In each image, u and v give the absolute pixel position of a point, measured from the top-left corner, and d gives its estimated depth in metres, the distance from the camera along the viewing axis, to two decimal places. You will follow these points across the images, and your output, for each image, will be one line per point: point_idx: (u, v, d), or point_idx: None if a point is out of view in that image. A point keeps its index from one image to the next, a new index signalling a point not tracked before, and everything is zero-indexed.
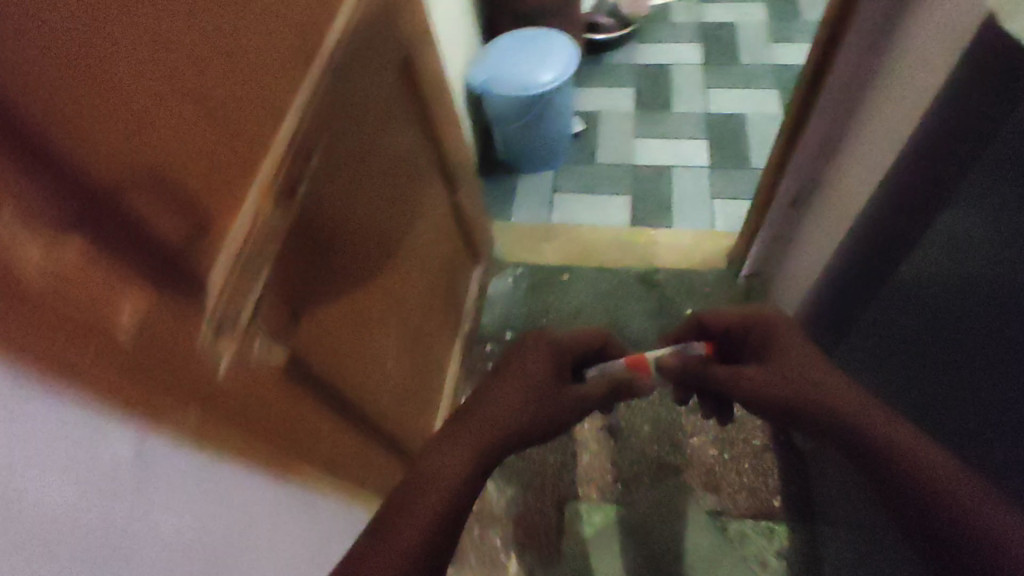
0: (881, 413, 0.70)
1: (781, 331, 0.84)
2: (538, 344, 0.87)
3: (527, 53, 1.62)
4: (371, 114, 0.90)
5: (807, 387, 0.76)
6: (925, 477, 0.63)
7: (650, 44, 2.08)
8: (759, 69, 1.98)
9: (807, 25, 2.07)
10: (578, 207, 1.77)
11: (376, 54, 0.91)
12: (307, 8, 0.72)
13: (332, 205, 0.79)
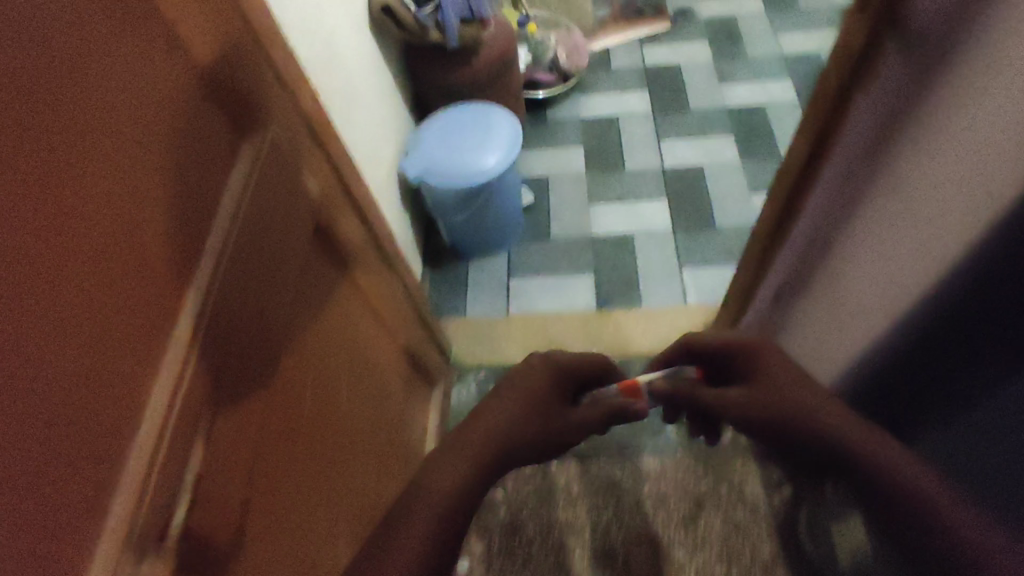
0: (874, 441, 0.66)
1: (760, 353, 0.79)
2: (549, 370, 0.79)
3: (468, 133, 1.44)
4: (285, 270, 0.73)
5: (794, 406, 0.70)
6: (928, 504, 0.58)
7: (594, 96, 1.94)
8: (711, 115, 1.87)
9: (753, 63, 1.97)
10: (539, 291, 1.61)
11: (282, 208, 0.73)
12: (185, 198, 0.57)
13: (235, 394, 0.62)
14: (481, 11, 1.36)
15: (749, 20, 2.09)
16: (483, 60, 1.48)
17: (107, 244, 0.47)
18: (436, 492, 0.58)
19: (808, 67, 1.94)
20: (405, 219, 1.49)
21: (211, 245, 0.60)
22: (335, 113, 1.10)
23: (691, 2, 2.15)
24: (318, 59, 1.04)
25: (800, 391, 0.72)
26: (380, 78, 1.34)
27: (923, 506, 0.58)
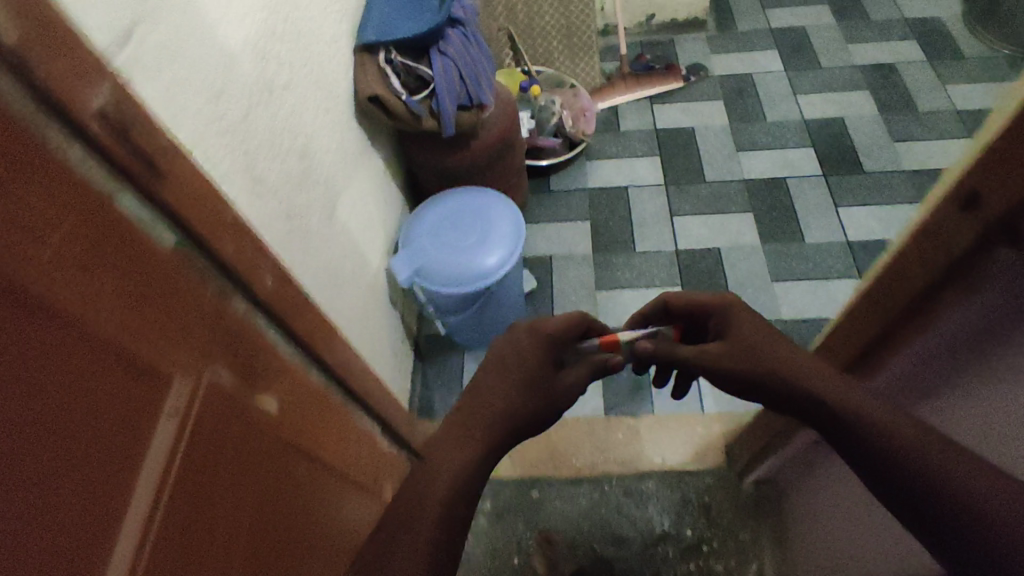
0: (839, 380, 0.63)
1: (734, 308, 0.74)
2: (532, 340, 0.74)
3: (464, 227, 1.29)
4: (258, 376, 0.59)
5: (773, 358, 0.67)
6: (915, 454, 0.54)
7: (601, 164, 1.80)
8: (728, 187, 1.74)
9: (771, 128, 1.84)
10: None
11: (238, 358, 0.56)
12: (144, 325, 0.44)
13: (223, 482, 0.52)
14: (481, 96, 1.21)
15: (766, 78, 1.95)
16: (482, 144, 1.33)
17: (49, 444, 0.35)
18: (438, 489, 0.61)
19: (831, 134, 1.81)
20: (395, 318, 1.35)
21: (179, 383, 0.48)
22: (312, 241, 0.95)
23: (704, 58, 2.02)
24: (291, 183, 0.89)
25: (767, 346, 0.68)
26: (366, 172, 1.20)
27: (901, 449, 0.55)
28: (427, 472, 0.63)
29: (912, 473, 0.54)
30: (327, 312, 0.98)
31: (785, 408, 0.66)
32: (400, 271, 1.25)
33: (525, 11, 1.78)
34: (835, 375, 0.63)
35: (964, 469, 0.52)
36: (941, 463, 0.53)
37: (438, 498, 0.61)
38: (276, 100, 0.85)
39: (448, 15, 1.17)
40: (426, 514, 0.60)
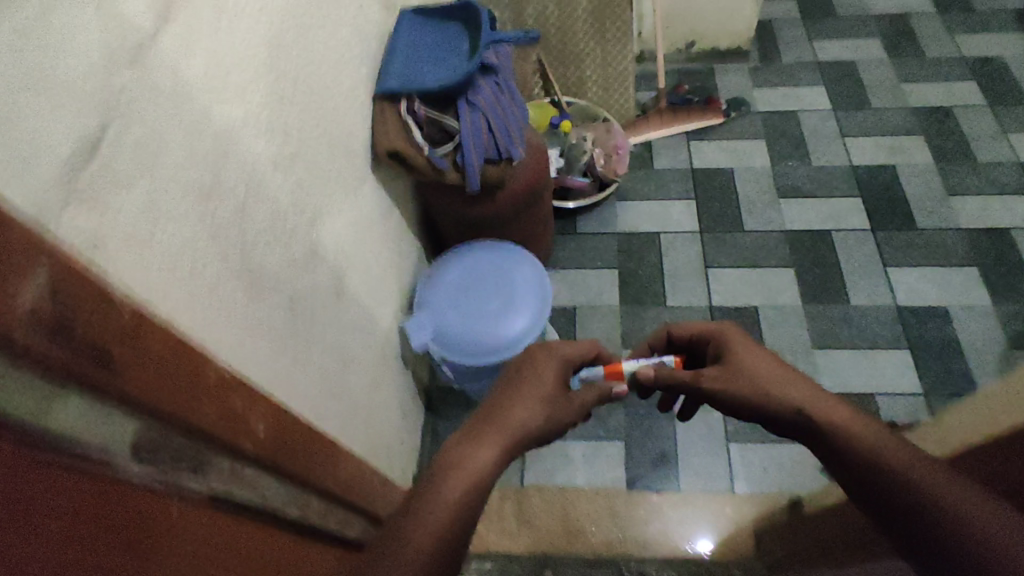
0: (841, 407, 0.65)
1: (730, 333, 0.78)
2: (542, 360, 0.78)
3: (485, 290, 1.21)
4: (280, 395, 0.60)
5: (764, 381, 0.69)
6: (922, 488, 0.56)
7: (632, 206, 1.71)
8: (768, 238, 1.62)
9: (816, 171, 1.72)
10: (557, 459, 1.39)
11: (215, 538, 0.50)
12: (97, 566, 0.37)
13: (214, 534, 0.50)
14: (511, 149, 1.10)
15: (813, 117, 1.82)
16: (508, 195, 1.22)
17: None
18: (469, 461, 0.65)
19: (881, 183, 1.68)
20: (406, 379, 1.25)
21: None
22: (318, 325, 0.85)
23: (745, 92, 1.89)
24: (297, 265, 0.79)
25: (768, 369, 0.70)
26: (380, 228, 1.10)
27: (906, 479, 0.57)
28: (446, 460, 0.65)
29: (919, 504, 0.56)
30: (332, 400, 0.89)
31: (778, 427, 0.69)
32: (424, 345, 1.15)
33: (559, 37, 1.69)
34: (835, 402, 0.66)
35: (969, 500, 0.54)
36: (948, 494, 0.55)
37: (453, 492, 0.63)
38: (283, 175, 0.75)
39: (479, 60, 1.06)
40: (441, 505, 0.62)
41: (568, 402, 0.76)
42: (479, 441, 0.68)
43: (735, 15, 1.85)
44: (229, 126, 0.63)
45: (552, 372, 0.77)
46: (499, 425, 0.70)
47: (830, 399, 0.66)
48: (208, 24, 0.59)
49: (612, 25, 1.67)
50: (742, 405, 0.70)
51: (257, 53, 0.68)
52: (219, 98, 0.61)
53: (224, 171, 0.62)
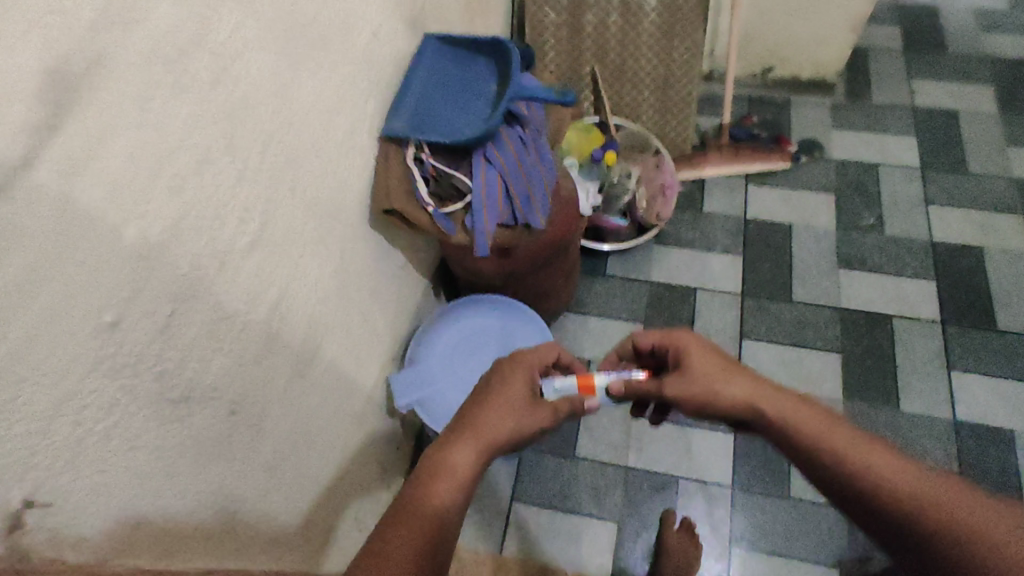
0: (779, 395, 0.74)
1: (682, 335, 0.86)
2: (512, 368, 0.87)
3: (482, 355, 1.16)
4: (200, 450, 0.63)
5: (714, 385, 0.79)
6: (859, 470, 0.64)
7: (671, 253, 1.54)
8: (817, 314, 1.44)
9: (888, 241, 1.51)
10: (542, 532, 1.29)
11: None
12: None
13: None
14: (528, 217, 0.96)
15: (895, 175, 1.60)
16: (523, 256, 1.09)
17: None
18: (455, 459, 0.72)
19: (962, 267, 1.46)
20: (388, 432, 1.16)
21: None
22: (265, 420, 0.75)
23: (822, 133, 1.67)
24: (243, 365, 0.68)
25: (715, 373, 0.80)
26: (368, 282, 0.99)
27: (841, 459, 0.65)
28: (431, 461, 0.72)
29: (858, 480, 0.63)
30: (272, 493, 0.80)
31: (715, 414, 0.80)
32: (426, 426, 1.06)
33: (618, 52, 1.51)
34: (775, 391, 0.75)
35: (893, 471, 0.62)
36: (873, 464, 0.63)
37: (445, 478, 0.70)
38: (234, 270, 0.63)
39: (504, 111, 0.91)
40: (432, 496, 0.67)
41: (543, 408, 0.84)
42: (459, 438, 0.75)
43: (826, 43, 1.61)
44: (151, 239, 0.52)
45: (520, 381, 0.85)
46: (480, 427, 0.77)
47: (771, 391, 0.75)
48: (124, 125, 0.47)
49: (680, 47, 1.48)
50: (703, 406, 0.80)
51: (207, 138, 0.56)
52: (134, 212, 0.49)
53: (137, 297, 0.51)
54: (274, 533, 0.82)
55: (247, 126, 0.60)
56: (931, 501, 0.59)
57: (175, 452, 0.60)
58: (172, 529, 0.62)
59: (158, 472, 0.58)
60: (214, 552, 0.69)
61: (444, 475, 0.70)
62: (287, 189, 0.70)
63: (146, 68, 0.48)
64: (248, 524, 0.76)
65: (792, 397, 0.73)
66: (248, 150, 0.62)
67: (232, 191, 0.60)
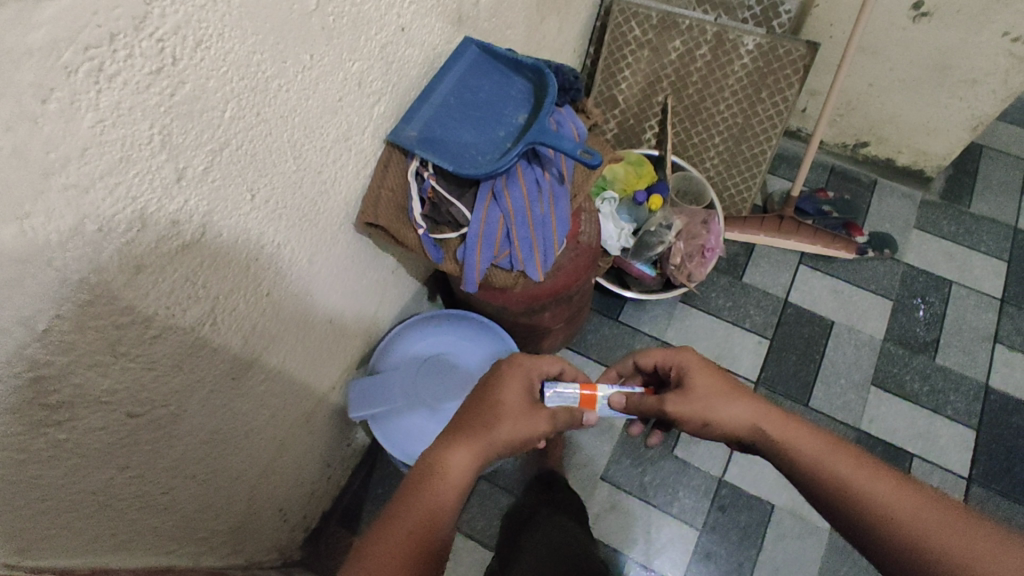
0: (781, 419, 0.70)
1: (686, 351, 0.79)
2: (508, 371, 0.74)
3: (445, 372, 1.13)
4: (76, 446, 0.56)
5: (718, 409, 0.72)
6: (869, 504, 0.59)
7: (694, 317, 1.42)
8: (831, 428, 1.30)
9: (938, 368, 1.35)
10: (475, 571, 1.19)
11: None
12: None
13: None
14: (525, 264, 0.88)
15: (968, 299, 1.42)
16: (518, 295, 0.99)
17: None
18: (446, 468, 0.64)
19: (1012, 424, 1.29)
20: (336, 431, 1.09)
21: None
22: (176, 414, 0.68)
23: (898, 231, 1.51)
24: (149, 366, 0.61)
25: (714, 392, 0.74)
26: (341, 284, 0.91)
27: (844, 489, 0.61)
28: (422, 474, 0.64)
29: (865, 509, 0.59)
30: (171, 489, 0.73)
31: (719, 440, 0.75)
32: (405, 457, 1.06)
33: (698, 87, 1.35)
34: (776, 415, 0.71)
35: (892, 489, 0.59)
36: (882, 494, 0.59)
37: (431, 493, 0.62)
38: (150, 276, 0.56)
39: (528, 145, 0.80)
40: (412, 516, 0.60)
41: (547, 414, 0.72)
42: (451, 445, 0.66)
43: (935, 135, 1.42)
44: (36, 243, 0.45)
45: (516, 385, 0.73)
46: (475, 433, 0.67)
47: (776, 416, 0.71)
48: (4, 125, 0.40)
49: (767, 100, 1.32)
50: (704, 430, 0.74)
51: (131, 139, 0.50)
52: (12, 214, 0.43)
53: (5, 307, 0.44)
54: (166, 527, 0.75)
55: (192, 127, 0.54)
56: (928, 519, 0.56)
57: (42, 457, 0.53)
58: (30, 528, 0.56)
59: (10, 478, 0.51)
60: (82, 544, 0.63)
61: (428, 489, 0.62)
62: (243, 191, 0.64)
63: (51, 58, 0.41)
64: (132, 520, 0.69)
65: (796, 424, 0.69)
66: (192, 153, 0.56)
67: (157, 198, 0.54)
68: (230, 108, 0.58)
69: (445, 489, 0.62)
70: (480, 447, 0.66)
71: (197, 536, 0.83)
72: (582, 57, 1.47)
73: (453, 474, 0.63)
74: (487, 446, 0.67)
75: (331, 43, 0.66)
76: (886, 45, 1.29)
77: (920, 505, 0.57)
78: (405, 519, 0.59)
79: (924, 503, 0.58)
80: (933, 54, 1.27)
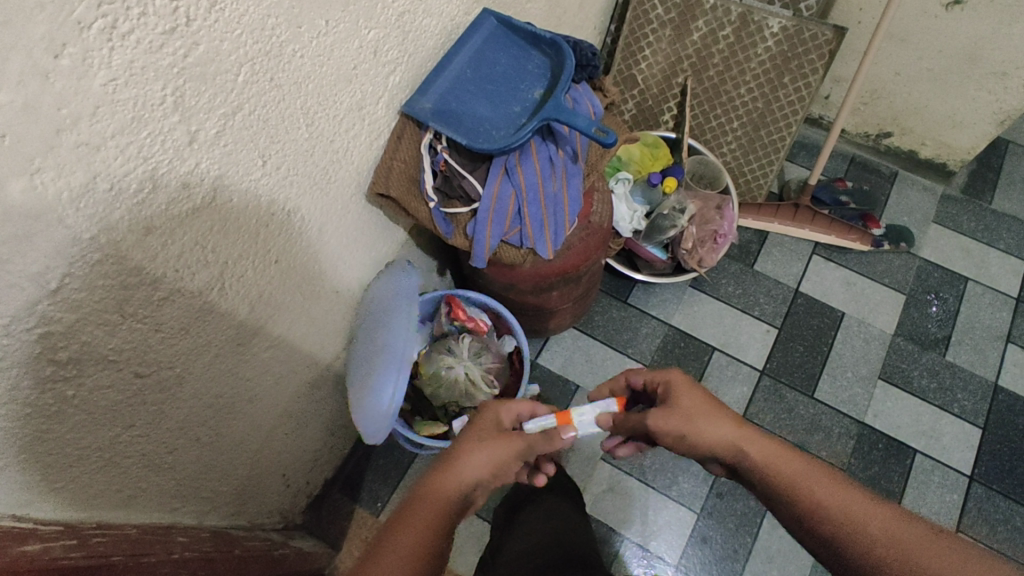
0: (765, 441, 0.71)
1: (673, 371, 0.79)
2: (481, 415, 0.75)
3: (389, 339, 0.90)
4: (84, 402, 0.57)
5: (701, 432, 0.73)
6: (845, 527, 0.63)
7: (703, 303, 1.41)
8: (835, 421, 1.29)
9: (946, 366, 1.34)
10: (471, 543, 1.21)
11: None
12: None
13: None
14: (535, 242, 0.88)
15: (982, 298, 1.40)
16: (529, 273, 0.99)
17: None
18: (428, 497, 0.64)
19: (1018, 425, 1.28)
20: (341, 400, 1.10)
21: None
22: (182, 375, 0.69)
23: (917, 226, 1.48)
24: (155, 327, 0.61)
25: (699, 407, 0.74)
26: (350, 254, 0.91)
27: (824, 515, 0.64)
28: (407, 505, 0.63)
29: (841, 535, 0.63)
30: (177, 449, 0.74)
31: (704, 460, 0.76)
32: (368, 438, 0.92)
33: (719, 70, 1.32)
34: (760, 438, 0.72)
35: (867, 515, 0.63)
36: (861, 516, 0.63)
37: (419, 518, 0.61)
38: (157, 238, 0.56)
39: (543, 121, 0.80)
40: (402, 540, 0.59)
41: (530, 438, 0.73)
42: (430, 479, 0.66)
43: (960, 128, 1.39)
44: (45, 199, 0.45)
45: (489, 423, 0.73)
46: (454, 463, 0.67)
47: (758, 438, 0.72)
48: (15, 80, 0.40)
49: (789, 85, 1.29)
50: (687, 446, 0.75)
51: (140, 98, 0.49)
52: (23, 169, 0.43)
53: (16, 262, 0.45)
54: (173, 485, 0.77)
55: (205, 89, 0.54)
56: (899, 546, 0.60)
57: (48, 413, 0.54)
58: (36, 479, 0.57)
59: (16, 430, 0.52)
60: (89, 498, 0.65)
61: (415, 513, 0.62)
62: (254, 156, 0.64)
63: (62, 13, 0.41)
64: (139, 478, 0.70)
65: (780, 449, 0.70)
66: (204, 115, 0.56)
67: (167, 160, 0.54)
68: (244, 71, 0.57)
69: (432, 512, 0.62)
70: (461, 472, 0.66)
71: (201, 494, 0.84)
72: (603, 34, 1.44)
73: (437, 500, 0.63)
74: (467, 473, 0.66)
75: (346, 10, 0.65)
76: (915, 33, 1.25)
77: (890, 520, 0.62)
78: (398, 542, 0.58)
79: (898, 522, 0.62)
80: (962, 44, 1.23)
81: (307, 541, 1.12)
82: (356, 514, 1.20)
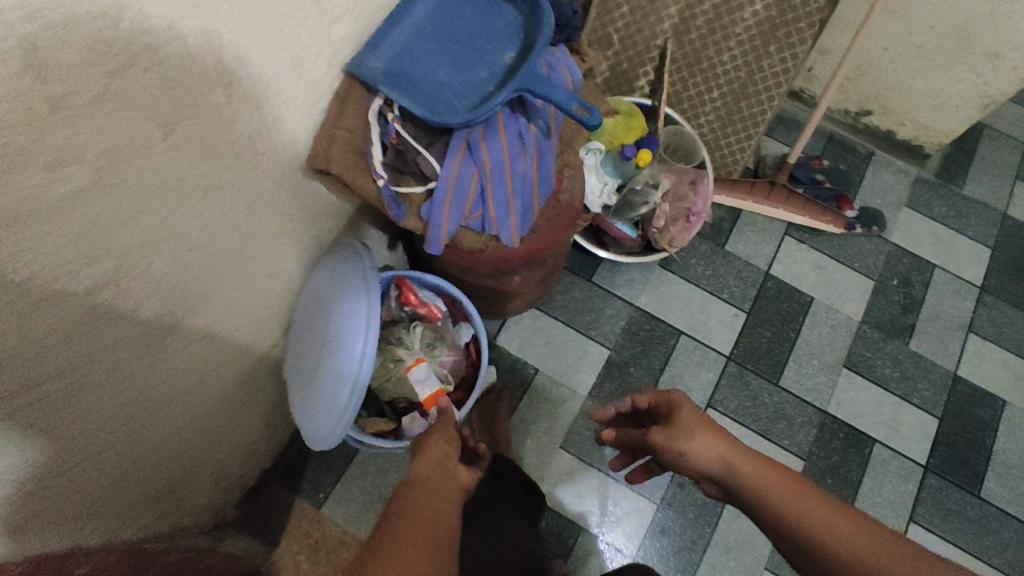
0: (755, 459, 0.70)
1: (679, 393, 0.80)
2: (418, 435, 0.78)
3: (334, 339, 0.80)
4: None
5: (693, 445, 0.73)
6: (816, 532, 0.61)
7: (671, 284, 1.35)
8: (798, 410, 1.27)
9: (910, 355, 1.32)
10: None
11: None
12: None
13: None
14: (500, 229, 0.78)
15: (948, 286, 1.39)
16: (489, 258, 0.87)
17: None
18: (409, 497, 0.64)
19: (974, 416, 1.29)
20: (278, 390, 1.00)
21: None
22: (82, 389, 0.57)
23: (889, 209, 1.44)
24: (41, 335, 0.49)
25: (694, 423, 0.74)
26: (285, 235, 0.79)
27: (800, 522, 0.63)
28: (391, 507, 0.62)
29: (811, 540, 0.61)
30: (78, 464, 0.62)
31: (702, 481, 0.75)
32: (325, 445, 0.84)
33: (702, 33, 1.22)
34: (751, 456, 0.71)
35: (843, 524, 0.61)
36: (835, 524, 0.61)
37: (409, 515, 0.61)
38: (24, 228, 0.44)
39: (514, 91, 0.69)
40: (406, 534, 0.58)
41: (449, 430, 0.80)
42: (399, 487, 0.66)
43: (942, 110, 1.34)
44: None
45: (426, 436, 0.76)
46: (416, 474, 0.68)
47: (747, 456, 0.70)
48: None
49: (774, 55, 1.20)
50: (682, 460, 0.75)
51: None
52: None
53: None
54: (81, 503, 0.66)
55: (78, 37, 0.41)
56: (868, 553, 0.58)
57: None
58: None
59: None
60: None
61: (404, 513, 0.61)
62: (153, 126, 0.51)
63: None
64: (39, 508, 0.59)
65: (768, 467, 0.69)
66: (82, 74, 0.43)
67: (32, 132, 0.41)
68: (129, 15, 0.45)
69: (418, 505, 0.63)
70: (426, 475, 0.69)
71: (108, 509, 0.71)
72: None
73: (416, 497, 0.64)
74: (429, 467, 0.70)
75: None
76: (910, 5, 1.18)
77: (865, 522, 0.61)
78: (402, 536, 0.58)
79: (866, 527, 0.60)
80: (956, 21, 1.16)
81: (243, 539, 1.03)
82: (296, 506, 1.12)
